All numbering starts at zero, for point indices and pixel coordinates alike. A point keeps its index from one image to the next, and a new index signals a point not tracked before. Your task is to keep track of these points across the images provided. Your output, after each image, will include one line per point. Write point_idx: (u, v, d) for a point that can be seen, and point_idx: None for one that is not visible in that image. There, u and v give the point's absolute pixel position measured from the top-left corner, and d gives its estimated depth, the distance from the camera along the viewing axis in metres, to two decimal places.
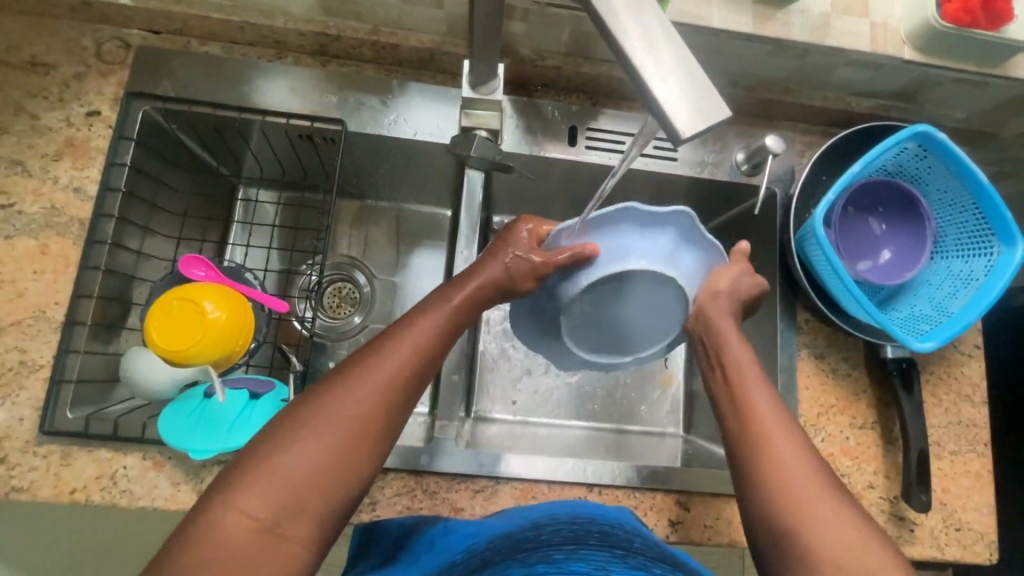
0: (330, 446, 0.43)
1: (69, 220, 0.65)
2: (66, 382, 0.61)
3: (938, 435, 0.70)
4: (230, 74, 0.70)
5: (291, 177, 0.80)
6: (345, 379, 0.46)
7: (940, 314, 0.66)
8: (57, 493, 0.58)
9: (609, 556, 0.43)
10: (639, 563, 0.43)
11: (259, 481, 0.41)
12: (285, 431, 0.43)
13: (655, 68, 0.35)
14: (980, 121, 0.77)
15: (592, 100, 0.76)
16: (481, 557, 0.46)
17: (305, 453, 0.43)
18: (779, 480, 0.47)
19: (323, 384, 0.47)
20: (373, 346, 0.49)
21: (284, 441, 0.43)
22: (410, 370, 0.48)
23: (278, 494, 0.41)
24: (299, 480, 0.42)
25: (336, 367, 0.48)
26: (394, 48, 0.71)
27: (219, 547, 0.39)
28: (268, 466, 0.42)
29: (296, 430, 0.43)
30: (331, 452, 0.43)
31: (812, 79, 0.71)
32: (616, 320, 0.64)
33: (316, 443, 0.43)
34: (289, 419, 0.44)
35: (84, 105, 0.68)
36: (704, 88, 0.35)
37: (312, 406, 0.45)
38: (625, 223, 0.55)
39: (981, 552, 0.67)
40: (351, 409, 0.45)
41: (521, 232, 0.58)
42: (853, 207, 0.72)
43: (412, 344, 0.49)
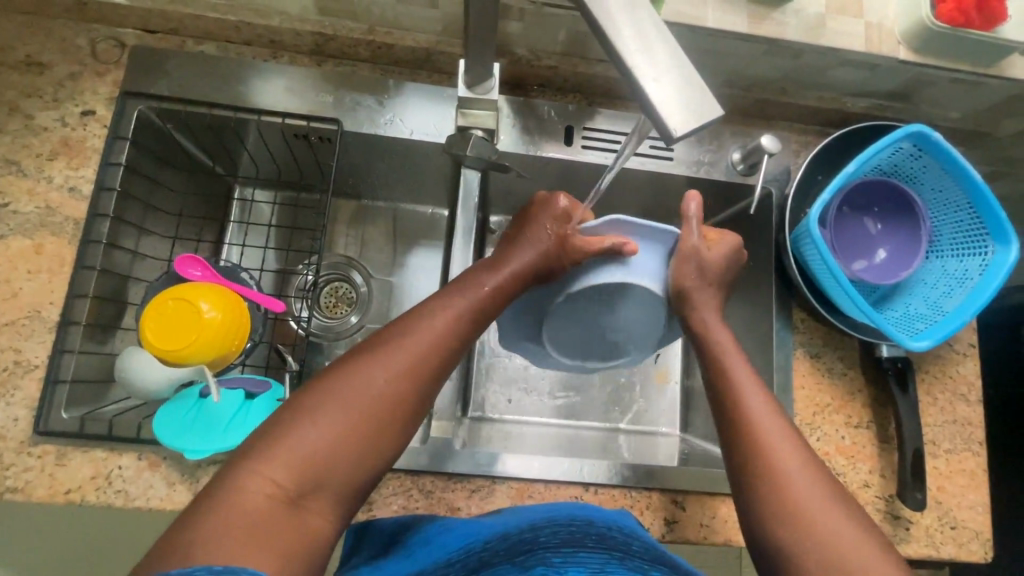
0: (349, 424, 0.44)
1: (64, 220, 0.65)
2: (61, 382, 0.60)
3: (933, 434, 0.70)
4: (225, 73, 0.70)
5: (287, 176, 0.80)
6: (366, 360, 0.48)
7: (935, 313, 0.67)
8: (53, 493, 0.58)
9: (607, 558, 0.43)
10: (636, 565, 0.43)
11: (279, 453, 0.42)
12: (307, 406, 0.45)
13: (649, 67, 0.35)
14: (975, 121, 0.77)
15: (589, 100, 0.76)
16: (479, 556, 0.45)
17: (324, 427, 0.44)
18: (783, 480, 0.48)
19: (342, 365, 0.48)
20: (391, 332, 0.50)
21: (305, 415, 0.44)
22: (433, 353, 0.50)
23: (297, 467, 0.42)
24: (317, 455, 0.43)
25: (360, 346, 0.50)
26: (390, 48, 0.71)
27: (239, 516, 0.39)
28: (288, 440, 0.43)
29: (317, 406, 0.45)
30: (349, 430, 0.44)
31: (808, 79, 0.72)
32: (602, 324, 0.68)
33: (335, 419, 0.44)
34: (309, 395, 0.45)
35: (79, 105, 0.68)
36: (698, 88, 0.35)
37: (333, 384, 0.46)
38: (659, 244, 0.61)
39: (976, 551, 0.67)
40: (378, 384, 0.46)
41: (559, 204, 0.61)
42: (848, 206, 0.72)
43: (432, 331, 0.51)
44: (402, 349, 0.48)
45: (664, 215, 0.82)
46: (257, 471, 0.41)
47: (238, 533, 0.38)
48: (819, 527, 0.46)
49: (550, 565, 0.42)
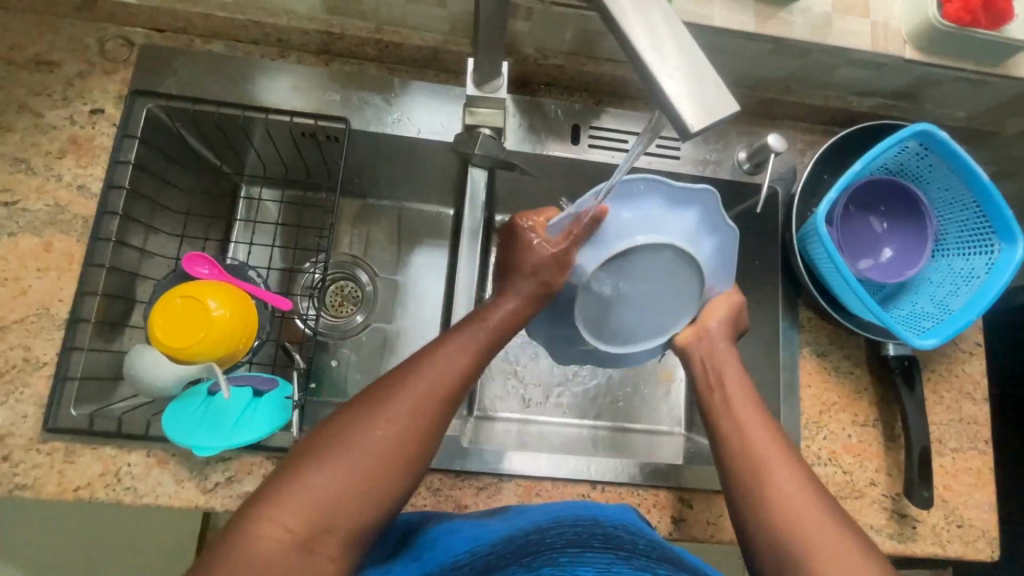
0: (357, 470, 0.44)
1: (73, 218, 0.65)
2: (70, 379, 0.60)
3: (940, 433, 0.70)
4: (233, 72, 0.70)
5: (293, 175, 0.80)
6: (374, 402, 0.47)
7: (942, 311, 0.67)
8: (61, 491, 0.58)
9: (613, 559, 0.43)
10: (642, 564, 0.43)
11: (289, 500, 0.42)
12: (315, 453, 0.44)
13: (662, 63, 0.36)
14: (980, 120, 0.77)
15: (595, 99, 0.76)
16: (486, 559, 0.45)
17: (332, 473, 0.43)
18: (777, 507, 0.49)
19: (349, 409, 0.47)
20: (400, 370, 0.50)
21: (314, 461, 0.44)
22: (447, 385, 0.49)
23: (308, 514, 0.42)
24: (327, 500, 0.42)
25: (374, 383, 0.49)
26: (397, 48, 0.71)
27: (253, 563, 0.39)
28: (298, 485, 0.42)
29: (324, 452, 0.44)
30: (358, 476, 0.44)
31: (814, 78, 0.72)
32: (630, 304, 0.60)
33: (342, 465, 0.44)
34: (317, 440, 0.45)
35: (88, 104, 0.68)
36: (711, 82, 0.35)
37: (341, 428, 0.46)
38: (652, 197, 0.57)
39: (983, 549, 0.67)
40: (388, 424, 0.46)
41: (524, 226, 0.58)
42: (855, 205, 0.72)
43: (440, 368, 0.50)
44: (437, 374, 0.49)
45: None
46: (268, 516, 0.41)
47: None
48: (819, 536, 0.47)
49: (557, 565, 0.42)
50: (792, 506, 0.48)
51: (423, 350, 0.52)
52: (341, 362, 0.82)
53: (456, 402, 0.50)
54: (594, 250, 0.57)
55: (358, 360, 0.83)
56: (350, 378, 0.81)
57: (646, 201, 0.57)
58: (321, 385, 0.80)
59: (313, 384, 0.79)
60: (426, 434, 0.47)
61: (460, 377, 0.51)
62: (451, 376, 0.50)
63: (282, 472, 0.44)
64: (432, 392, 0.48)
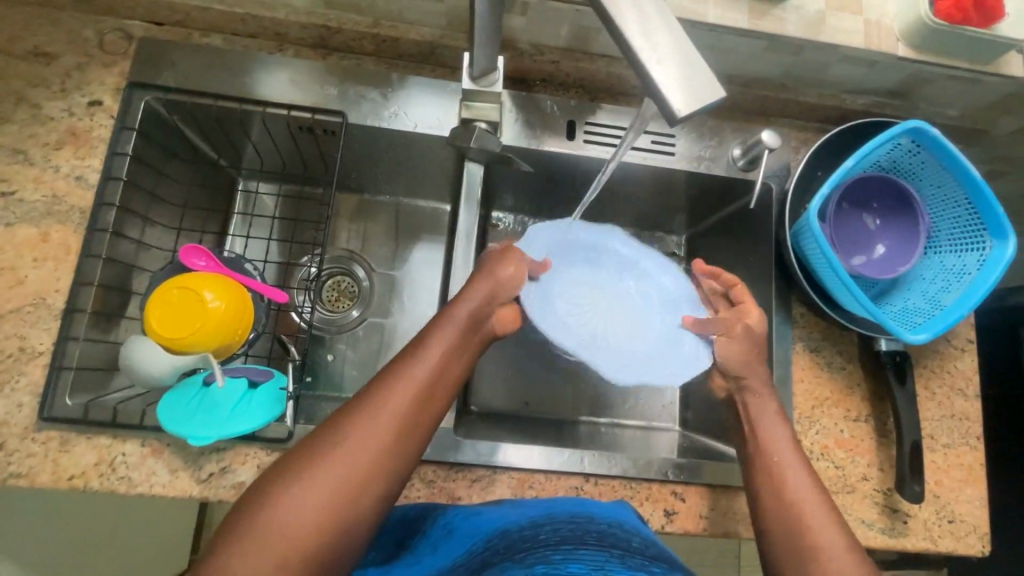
0: (314, 511, 0.43)
1: (70, 209, 0.65)
2: (66, 368, 0.61)
3: (931, 428, 0.71)
4: (231, 65, 0.70)
5: (291, 170, 0.81)
6: (328, 439, 0.47)
7: (933, 307, 0.67)
8: (56, 480, 0.58)
9: (607, 557, 0.43)
10: (636, 563, 0.43)
11: (252, 540, 0.42)
12: (272, 492, 0.44)
13: (651, 50, 0.36)
14: (972, 119, 0.78)
15: (591, 96, 0.77)
16: (483, 558, 0.46)
17: (290, 514, 0.43)
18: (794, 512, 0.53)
19: (314, 442, 0.47)
20: (354, 403, 0.49)
21: (272, 499, 0.44)
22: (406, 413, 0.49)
23: (273, 552, 0.42)
24: (290, 540, 0.42)
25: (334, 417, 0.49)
26: (395, 42, 0.72)
27: None
28: (260, 524, 0.42)
29: (281, 490, 0.44)
30: (315, 517, 0.43)
31: (808, 75, 0.72)
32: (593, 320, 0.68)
33: (300, 504, 0.43)
34: (275, 476, 0.45)
35: (86, 95, 0.69)
36: (700, 70, 0.36)
37: (296, 466, 0.45)
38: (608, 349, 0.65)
39: (973, 545, 0.67)
40: (348, 460, 0.46)
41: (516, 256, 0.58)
42: (847, 201, 0.73)
43: (401, 400, 0.50)
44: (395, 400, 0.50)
45: (665, 209, 0.84)
46: (234, 555, 0.41)
47: None
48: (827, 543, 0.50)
49: (551, 563, 0.42)
50: (819, 541, 0.50)
51: (382, 375, 0.52)
52: (338, 356, 0.83)
53: (417, 429, 0.50)
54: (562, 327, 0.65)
55: (354, 354, 0.83)
56: (345, 373, 0.82)
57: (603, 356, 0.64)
58: (317, 379, 0.81)
59: (310, 378, 0.80)
60: (385, 467, 0.47)
61: (425, 403, 0.51)
62: (415, 407, 0.50)
63: (244, 509, 0.44)
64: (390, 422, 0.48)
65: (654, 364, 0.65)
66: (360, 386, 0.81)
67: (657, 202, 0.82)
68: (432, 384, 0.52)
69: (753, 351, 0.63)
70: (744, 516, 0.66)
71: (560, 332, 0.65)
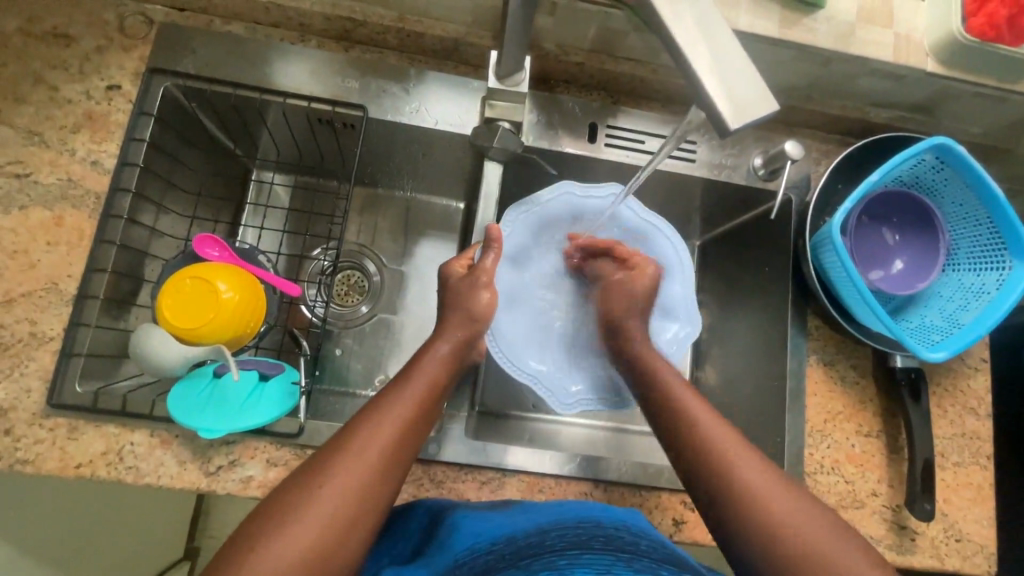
0: (297, 557, 0.42)
1: (85, 193, 0.65)
2: (76, 355, 0.60)
3: (942, 446, 0.71)
4: (252, 55, 0.70)
5: (306, 161, 0.80)
6: (304, 488, 0.45)
7: (951, 325, 0.67)
8: (63, 468, 0.58)
9: (614, 560, 0.44)
10: (644, 565, 0.44)
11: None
12: (252, 541, 0.42)
13: (700, 62, 0.37)
14: (995, 136, 0.78)
15: (613, 99, 0.76)
16: (486, 559, 0.47)
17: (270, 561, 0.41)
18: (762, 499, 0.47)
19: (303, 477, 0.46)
20: (337, 440, 0.48)
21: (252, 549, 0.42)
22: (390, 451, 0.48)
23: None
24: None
25: (320, 450, 0.48)
26: (419, 37, 0.71)
27: None
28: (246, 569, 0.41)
29: (265, 541, 0.42)
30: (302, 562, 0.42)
31: (833, 87, 0.72)
32: (536, 334, 0.72)
33: (283, 550, 0.42)
34: (253, 527, 0.43)
35: (104, 79, 0.68)
36: (748, 81, 0.37)
37: (276, 515, 0.44)
38: (549, 377, 0.70)
39: (980, 565, 0.67)
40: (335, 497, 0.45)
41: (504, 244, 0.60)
42: (867, 215, 0.73)
43: (389, 439, 0.49)
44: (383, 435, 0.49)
45: (681, 216, 0.83)
46: None
47: None
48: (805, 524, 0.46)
49: (555, 569, 0.43)
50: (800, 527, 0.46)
51: (357, 421, 0.50)
52: (346, 351, 0.82)
53: (401, 462, 0.49)
54: (507, 346, 0.69)
55: (362, 351, 0.82)
56: (353, 368, 0.81)
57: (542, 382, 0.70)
58: (323, 373, 0.80)
59: (317, 372, 0.79)
60: (367, 502, 0.46)
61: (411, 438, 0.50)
62: (398, 441, 0.49)
63: (224, 558, 0.42)
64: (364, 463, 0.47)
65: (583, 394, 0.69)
66: (368, 382, 0.81)
67: (673, 208, 0.82)
68: (408, 425, 0.50)
69: None
70: None
71: (517, 358, 0.69)
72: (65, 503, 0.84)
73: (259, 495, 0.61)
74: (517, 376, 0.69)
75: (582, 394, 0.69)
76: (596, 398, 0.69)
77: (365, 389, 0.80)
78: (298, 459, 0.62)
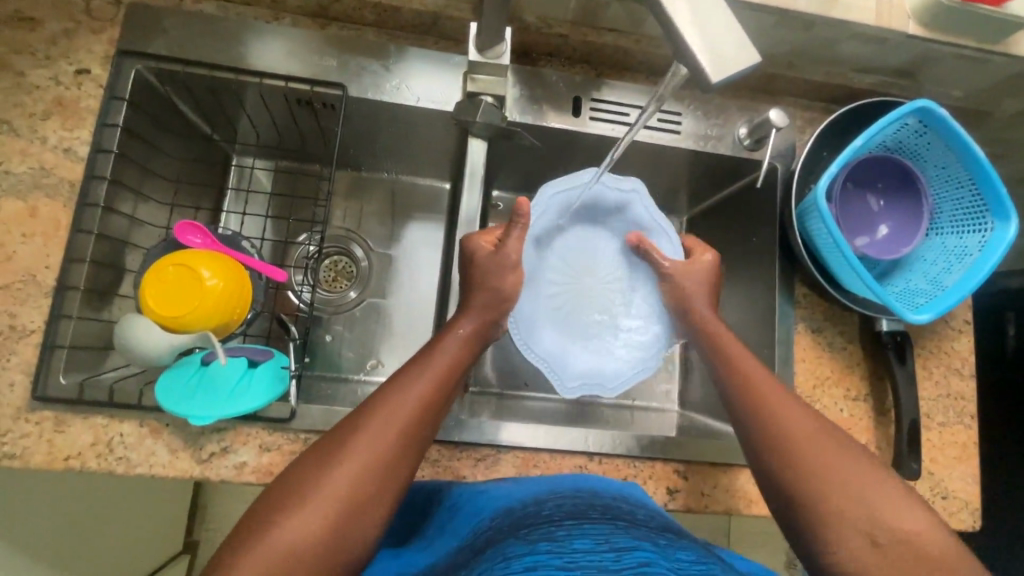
0: (304, 543, 0.42)
1: (59, 182, 0.63)
2: (59, 347, 0.59)
3: (928, 407, 0.72)
4: (226, 34, 0.68)
5: (287, 144, 0.79)
6: (306, 473, 0.45)
7: (935, 288, 0.67)
8: (52, 460, 0.57)
9: (612, 529, 0.43)
10: (641, 533, 0.44)
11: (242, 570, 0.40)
12: (252, 533, 0.42)
13: (683, 13, 0.37)
14: (975, 99, 0.78)
15: (596, 71, 0.75)
16: (486, 536, 0.47)
17: (280, 543, 0.42)
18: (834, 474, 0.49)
19: (314, 461, 0.46)
20: (348, 424, 0.48)
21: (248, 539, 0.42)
22: (400, 440, 0.48)
23: None
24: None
25: (332, 436, 0.48)
26: (397, 13, 0.69)
27: None
28: (243, 560, 0.41)
29: (262, 532, 0.42)
30: (299, 551, 0.42)
31: (817, 52, 0.72)
32: (550, 311, 0.73)
33: (289, 532, 0.42)
34: (253, 514, 0.44)
35: (73, 64, 0.66)
36: (731, 33, 0.37)
37: (274, 503, 0.44)
38: (559, 358, 0.71)
39: (966, 520, 0.69)
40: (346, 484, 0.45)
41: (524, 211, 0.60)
42: (851, 182, 0.73)
43: (395, 427, 0.48)
44: (391, 420, 0.48)
45: (668, 189, 0.84)
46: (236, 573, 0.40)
47: None
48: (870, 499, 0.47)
49: (554, 540, 0.42)
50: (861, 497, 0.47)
51: (364, 406, 0.50)
52: (336, 337, 0.82)
53: (410, 450, 0.48)
54: (523, 321, 0.70)
55: (353, 335, 0.82)
56: (345, 354, 0.81)
57: (553, 360, 0.71)
58: (315, 360, 0.80)
59: (308, 358, 0.79)
60: (373, 487, 0.46)
61: (415, 428, 0.49)
62: (406, 424, 0.49)
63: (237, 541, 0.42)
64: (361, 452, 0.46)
65: (585, 381, 0.70)
66: (360, 366, 0.80)
67: (661, 180, 0.82)
68: (419, 409, 0.50)
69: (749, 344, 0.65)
70: (745, 494, 0.67)
71: (531, 338, 0.70)
72: (59, 499, 0.84)
73: (253, 481, 0.60)
74: (529, 355, 0.70)
75: (586, 376, 0.70)
76: (600, 383, 0.70)
77: (358, 373, 0.80)
78: (292, 443, 0.61)
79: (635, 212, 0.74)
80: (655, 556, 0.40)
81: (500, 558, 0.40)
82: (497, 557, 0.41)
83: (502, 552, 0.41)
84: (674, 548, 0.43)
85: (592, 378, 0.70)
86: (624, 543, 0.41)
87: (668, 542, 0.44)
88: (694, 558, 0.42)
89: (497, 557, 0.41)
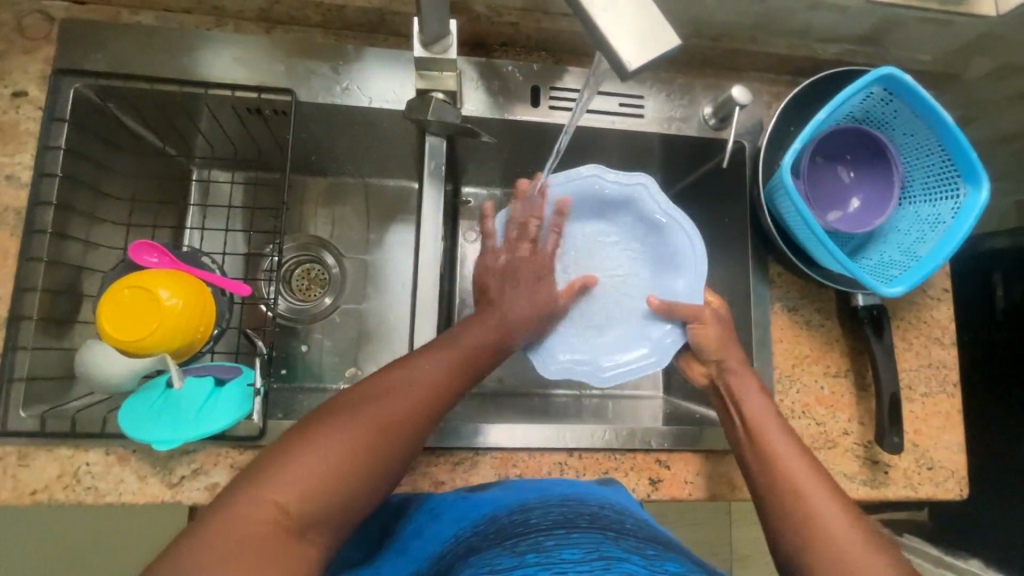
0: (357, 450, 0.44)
1: (4, 211, 0.62)
2: (18, 380, 0.57)
3: (909, 378, 0.71)
4: (167, 44, 0.66)
5: (243, 154, 0.77)
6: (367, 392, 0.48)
7: (909, 259, 0.66)
8: (17, 495, 0.56)
9: (602, 539, 0.43)
10: (630, 545, 0.43)
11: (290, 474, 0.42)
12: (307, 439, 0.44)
13: None
14: (944, 62, 0.77)
15: (554, 58, 0.74)
16: (471, 546, 0.46)
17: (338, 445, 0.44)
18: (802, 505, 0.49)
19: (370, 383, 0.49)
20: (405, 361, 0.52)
21: (252, 486, 0.41)
22: (445, 383, 0.52)
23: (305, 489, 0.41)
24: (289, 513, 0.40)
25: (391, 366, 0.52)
26: (341, 11, 0.67)
27: (248, 522, 0.39)
28: (281, 473, 0.42)
29: (300, 448, 0.43)
30: (334, 469, 0.43)
31: (776, 25, 0.70)
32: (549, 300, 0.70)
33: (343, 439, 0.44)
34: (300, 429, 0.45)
35: (8, 86, 0.63)
36: (648, 14, 0.35)
37: (326, 416, 0.46)
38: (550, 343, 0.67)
39: (952, 489, 0.69)
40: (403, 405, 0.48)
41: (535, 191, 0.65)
42: (821, 155, 0.72)
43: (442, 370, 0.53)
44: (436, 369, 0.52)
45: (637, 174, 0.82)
46: (277, 482, 0.41)
47: (235, 533, 0.38)
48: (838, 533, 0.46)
49: (543, 551, 0.41)
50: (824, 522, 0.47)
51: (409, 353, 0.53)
52: (313, 346, 0.80)
53: (450, 394, 0.53)
54: None
55: (331, 343, 0.81)
56: (323, 363, 0.80)
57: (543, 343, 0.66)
58: (293, 371, 0.79)
59: (284, 370, 0.78)
60: (417, 419, 0.49)
61: (461, 371, 0.54)
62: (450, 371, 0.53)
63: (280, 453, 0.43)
64: (382, 416, 0.47)
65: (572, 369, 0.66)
66: (338, 375, 0.79)
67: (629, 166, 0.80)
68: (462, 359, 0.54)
69: (727, 331, 0.64)
70: (728, 479, 0.67)
71: None
72: None
73: None
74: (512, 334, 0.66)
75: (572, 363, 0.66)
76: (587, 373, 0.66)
77: (336, 383, 0.79)
78: None
79: (642, 203, 0.70)
80: (643, 569, 0.39)
81: (485, 570, 0.39)
82: (485, 567, 0.40)
83: (489, 563, 0.40)
84: (662, 558, 0.42)
85: (581, 369, 0.66)
86: (613, 553, 0.40)
87: (657, 553, 0.43)
88: (684, 569, 0.41)
89: (482, 568, 0.40)
